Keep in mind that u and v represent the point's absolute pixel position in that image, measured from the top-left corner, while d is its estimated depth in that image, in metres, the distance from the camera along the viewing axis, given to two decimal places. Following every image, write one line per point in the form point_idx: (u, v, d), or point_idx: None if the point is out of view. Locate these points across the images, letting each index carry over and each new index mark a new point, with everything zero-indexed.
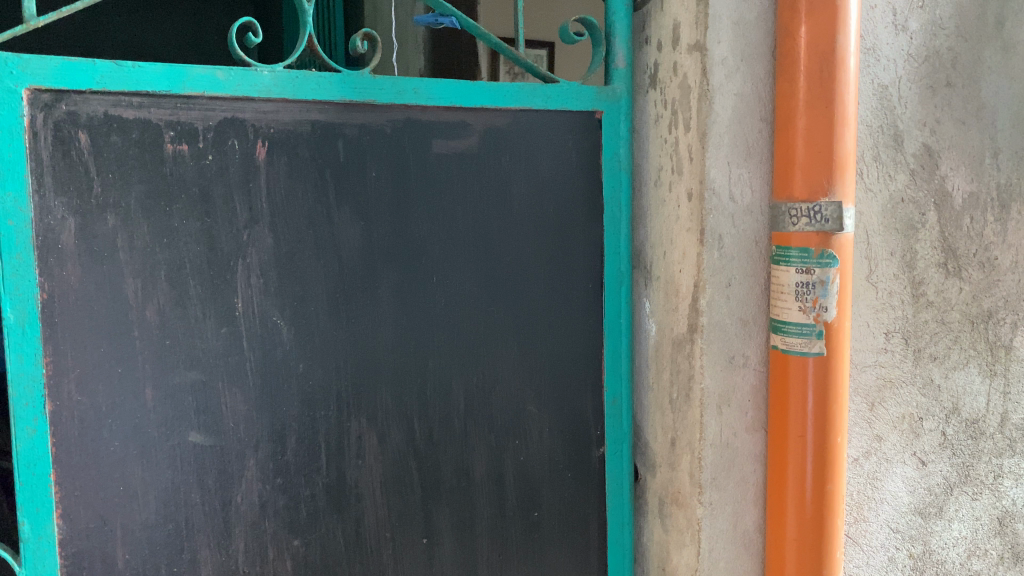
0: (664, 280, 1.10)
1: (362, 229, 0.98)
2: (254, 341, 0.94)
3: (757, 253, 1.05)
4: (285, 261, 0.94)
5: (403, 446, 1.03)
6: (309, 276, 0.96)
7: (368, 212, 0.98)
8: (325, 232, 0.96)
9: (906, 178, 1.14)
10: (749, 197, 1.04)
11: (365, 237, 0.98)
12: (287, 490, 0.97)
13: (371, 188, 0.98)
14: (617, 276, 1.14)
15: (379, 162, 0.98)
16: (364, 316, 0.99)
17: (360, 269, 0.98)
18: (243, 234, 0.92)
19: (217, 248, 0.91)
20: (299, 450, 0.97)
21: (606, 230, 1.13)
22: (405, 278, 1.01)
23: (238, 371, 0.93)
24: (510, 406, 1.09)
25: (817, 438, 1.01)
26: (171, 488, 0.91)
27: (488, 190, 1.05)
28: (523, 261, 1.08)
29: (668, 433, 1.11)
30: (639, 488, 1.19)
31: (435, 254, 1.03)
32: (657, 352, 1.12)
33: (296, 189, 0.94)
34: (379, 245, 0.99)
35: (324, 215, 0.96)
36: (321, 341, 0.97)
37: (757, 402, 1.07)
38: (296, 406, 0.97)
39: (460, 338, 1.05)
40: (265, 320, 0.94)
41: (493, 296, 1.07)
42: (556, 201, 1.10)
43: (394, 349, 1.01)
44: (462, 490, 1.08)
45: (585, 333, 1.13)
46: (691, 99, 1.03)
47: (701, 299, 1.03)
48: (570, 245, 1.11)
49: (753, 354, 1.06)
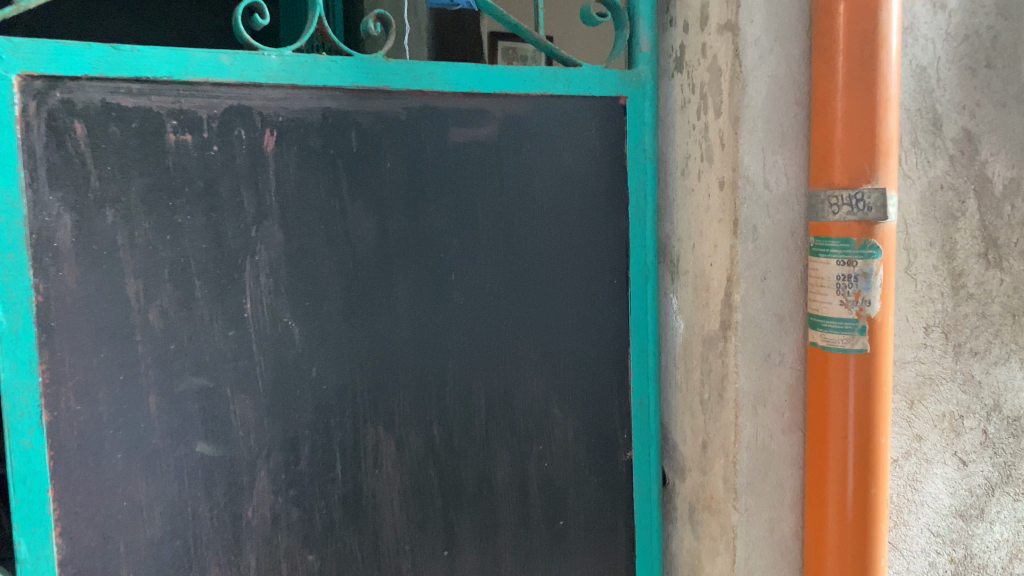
0: (694, 274, 1.05)
1: (377, 224, 0.92)
2: (265, 342, 0.88)
3: (793, 244, 0.99)
4: (297, 259, 0.89)
5: (422, 452, 0.98)
6: (323, 273, 0.90)
7: (383, 206, 0.92)
8: (340, 227, 0.90)
9: (945, 164, 1.08)
10: (784, 185, 0.99)
11: (381, 233, 0.93)
12: (301, 502, 0.91)
13: (387, 180, 0.92)
14: (644, 270, 1.08)
15: (395, 152, 0.92)
16: (380, 317, 0.93)
17: (375, 266, 0.93)
18: (253, 230, 0.86)
19: (225, 245, 0.85)
20: (312, 460, 0.91)
21: (631, 222, 1.07)
22: (424, 275, 0.95)
23: (248, 375, 0.88)
24: (534, 410, 1.04)
25: (858, 441, 0.96)
26: (179, 503, 0.86)
27: (509, 181, 0.99)
28: (547, 257, 1.03)
29: (699, 435, 1.06)
30: (667, 493, 1.14)
31: (454, 250, 0.97)
32: (687, 350, 1.07)
33: (307, 181, 0.88)
34: (394, 241, 0.93)
35: (338, 209, 0.90)
36: (336, 344, 0.91)
37: (794, 402, 1.02)
38: (310, 413, 0.91)
39: (480, 338, 1.00)
40: (276, 321, 0.88)
41: (515, 292, 1.01)
42: (580, 192, 1.04)
43: (412, 351, 0.96)
44: (485, 499, 1.02)
45: (611, 330, 1.07)
46: (722, 82, 0.98)
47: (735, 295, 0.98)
48: (593, 239, 1.05)
49: (789, 351, 1.01)
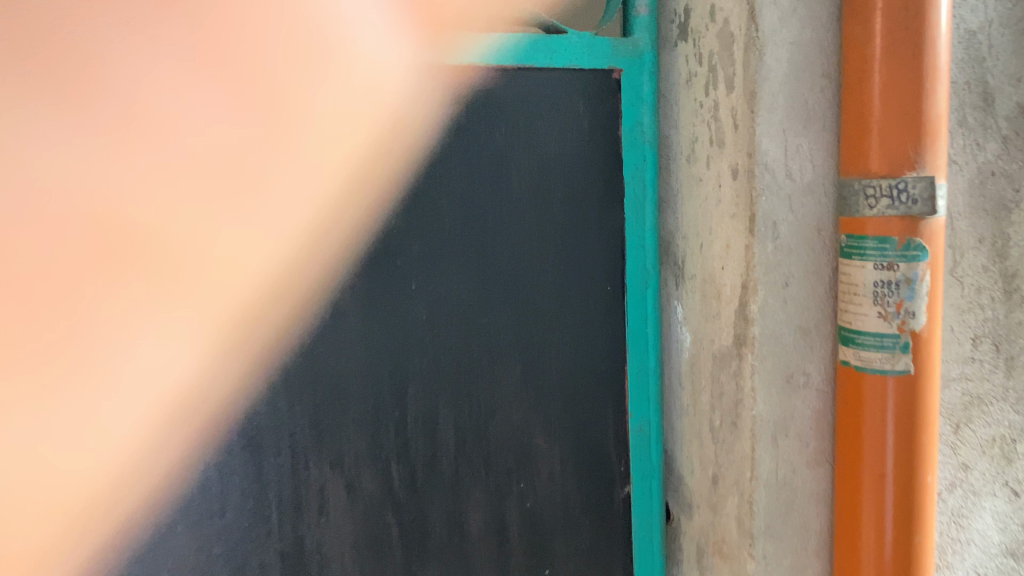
0: (702, 279, 0.90)
1: (319, 224, 0.82)
2: (213, 366, 0.80)
3: (820, 244, 0.83)
4: (244, 273, 0.80)
5: (380, 496, 0.87)
6: (265, 285, 0.81)
7: (322, 203, 0.82)
8: (279, 232, 0.81)
9: (997, 147, 0.91)
10: (810, 173, 0.82)
11: (319, 236, 0.82)
12: (241, 545, 0.83)
13: (331, 177, 0.81)
14: (643, 274, 0.94)
15: (343, 139, 0.82)
16: (326, 329, 0.83)
17: (319, 273, 0.83)
18: (188, 242, 0.78)
19: (163, 260, 0.78)
20: (240, 509, 0.83)
21: (628, 216, 0.93)
22: (376, 285, 0.85)
23: (190, 402, 0.80)
24: (509, 440, 0.91)
25: (900, 471, 0.80)
26: (116, 542, 0.79)
27: (477, 176, 0.87)
28: (523, 263, 0.89)
29: (709, 467, 0.91)
30: (672, 532, 0.99)
31: (412, 257, 0.86)
32: (694, 368, 0.92)
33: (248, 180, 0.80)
34: (342, 245, 0.83)
35: (278, 210, 0.81)
36: (277, 361, 0.82)
37: (821, 430, 0.86)
38: (251, 446, 0.82)
39: (446, 352, 0.88)
40: (192, 350, 0.79)
41: (487, 306, 0.89)
42: (563, 188, 0.90)
43: (364, 367, 0.85)
44: (453, 543, 0.90)
45: (599, 344, 0.94)
46: (735, 51, 0.82)
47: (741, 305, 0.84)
48: (580, 242, 0.91)
49: (816, 370, 0.85)
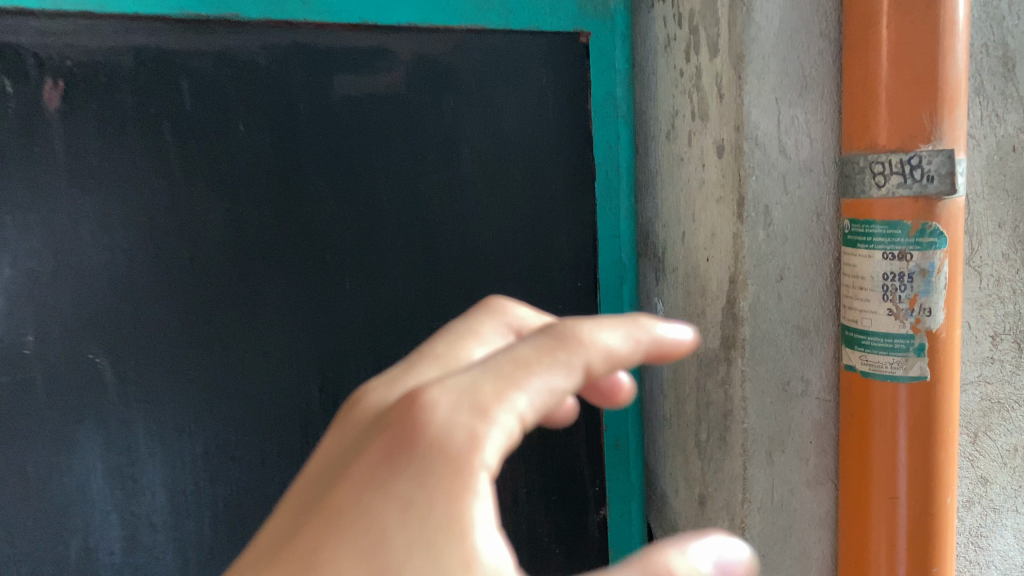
0: (685, 272, 0.79)
1: (232, 211, 0.77)
2: (112, 372, 0.77)
3: (818, 232, 0.73)
4: (160, 275, 0.76)
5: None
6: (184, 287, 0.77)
7: (236, 190, 0.77)
8: (196, 228, 0.77)
9: (1019, 118, 0.80)
10: (806, 150, 0.72)
11: (235, 227, 0.78)
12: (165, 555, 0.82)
13: (260, 166, 0.78)
14: (619, 265, 0.92)
15: (251, 111, 0.76)
16: (244, 320, 0.80)
17: (239, 254, 0.78)
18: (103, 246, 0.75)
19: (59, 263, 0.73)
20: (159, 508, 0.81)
21: (600, 202, 0.89)
22: (309, 276, 0.81)
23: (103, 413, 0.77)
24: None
25: (914, 508, 0.69)
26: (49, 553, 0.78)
27: (417, 161, 0.82)
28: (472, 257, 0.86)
29: (696, 487, 0.80)
30: None
31: (342, 249, 0.81)
32: (677, 375, 0.81)
33: (175, 176, 0.76)
34: (272, 235, 0.79)
35: (192, 204, 0.76)
36: (191, 356, 0.78)
37: (823, 444, 0.75)
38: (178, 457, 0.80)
39: (380, 338, 0.84)
40: (76, 354, 0.75)
41: (434, 300, 0.85)
42: (507, 174, 0.86)
43: (289, 352, 0.82)
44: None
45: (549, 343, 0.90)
46: (720, 9, 0.71)
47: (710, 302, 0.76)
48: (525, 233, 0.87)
49: (815, 376, 0.74)
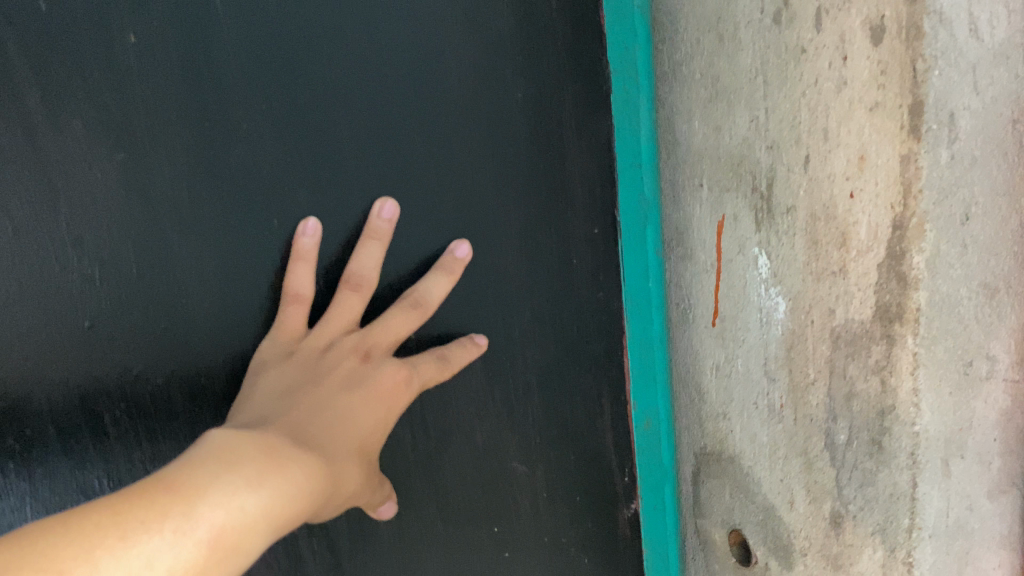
0: (810, 212, 0.55)
1: (126, 166, 0.65)
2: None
3: (1013, 148, 0.50)
4: (57, 245, 0.65)
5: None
6: (87, 258, 0.66)
7: (127, 133, 0.64)
8: (106, 186, 0.65)
9: None
10: (1003, 27, 0.48)
11: (135, 180, 0.65)
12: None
13: (179, 105, 0.65)
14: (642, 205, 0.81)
15: (137, 18, 0.63)
16: (170, 287, 0.68)
17: (139, 193, 0.66)
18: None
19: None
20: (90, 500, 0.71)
21: (615, 123, 0.79)
22: (255, 226, 0.69)
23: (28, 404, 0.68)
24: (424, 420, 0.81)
25: None
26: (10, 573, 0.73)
27: (358, 83, 0.69)
28: (437, 194, 0.74)
29: (825, 502, 0.59)
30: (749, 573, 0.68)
31: (269, 198, 0.69)
32: (795, 353, 0.59)
33: (72, 123, 0.63)
34: (188, 189, 0.67)
35: (74, 158, 0.64)
36: (105, 348, 0.68)
37: (1010, 442, 0.54)
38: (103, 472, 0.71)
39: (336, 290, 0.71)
40: None
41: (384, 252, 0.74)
42: (477, 92, 0.74)
43: (211, 307, 0.70)
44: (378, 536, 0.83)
45: (525, 290, 0.81)
46: None
47: (717, 240, 0.65)
48: (495, 167, 0.76)
49: (1003, 351, 0.53)
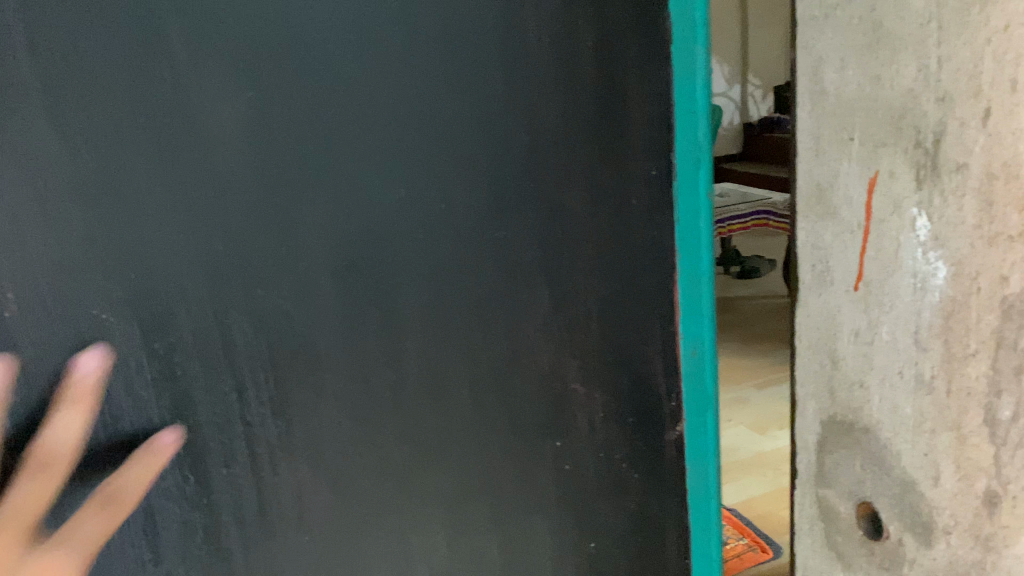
0: (985, 172, 0.51)
1: (252, 116, 0.59)
2: (88, 325, 0.60)
3: None
4: (177, 206, 0.59)
5: (365, 492, 0.70)
6: (211, 220, 0.60)
7: (260, 73, 0.59)
8: (233, 132, 0.59)
9: None
10: None
11: (258, 123, 0.59)
12: (168, 551, 0.66)
13: (322, 49, 0.60)
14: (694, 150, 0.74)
15: None
16: (294, 232, 0.62)
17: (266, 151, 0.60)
18: (69, 165, 0.57)
19: (22, 198, 0.56)
20: (207, 485, 0.65)
21: (675, 74, 0.72)
22: (381, 175, 0.63)
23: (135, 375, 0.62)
24: (545, 382, 0.74)
25: None
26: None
27: (481, 33, 0.64)
28: (561, 150, 0.69)
29: (980, 479, 0.56)
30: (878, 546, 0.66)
31: (395, 150, 0.63)
32: (954, 323, 0.55)
33: (202, 60, 0.58)
34: (314, 146, 0.61)
35: (205, 98, 0.58)
36: (224, 311, 0.62)
37: None
38: (209, 429, 0.64)
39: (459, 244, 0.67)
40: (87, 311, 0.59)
41: (505, 216, 0.68)
42: (605, 42, 0.68)
43: (334, 265, 0.64)
44: (479, 512, 0.75)
45: (652, 253, 0.75)
46: None
47: (869, 198, 0.60)
48: (624, 122, 0.71)
49: None
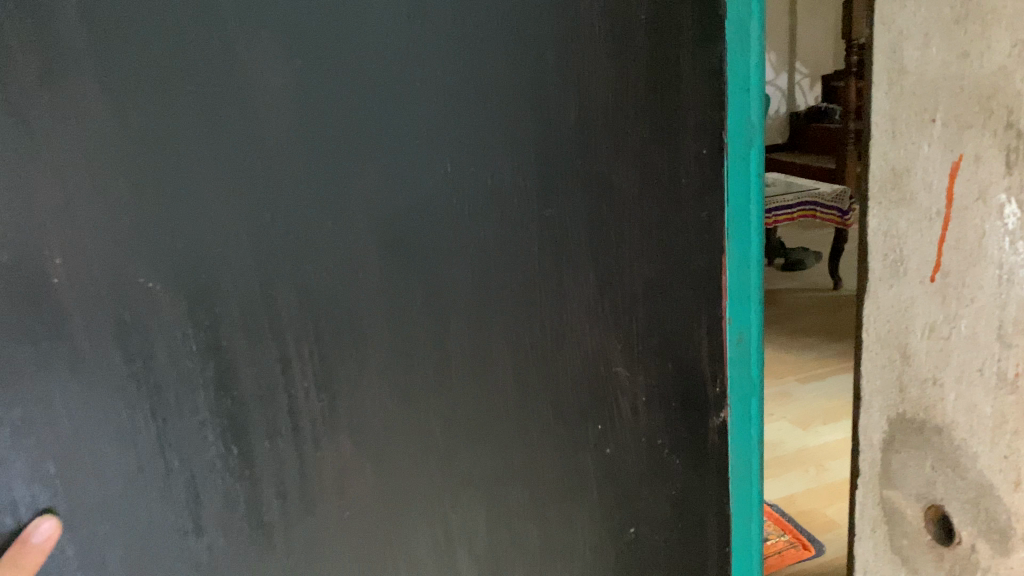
0: None
1: (306, 83, 0.57)
2: (135, 297, 0.58)
3: None
4: (227, 175, 0.58)
5: (406, 473, 0.69)
6: (260, 192, 0.59)
7: (311, 45, 0.57)
8: (284, 99, 0.57)
9: None
10: None
11: (311, 90, 0.58)
12: (209, 527, 0.65)
13: (373, 22, 0.58)
14: (745, 133, 0.71)
15: None
16: (343, 205, 0.60)
17: (318, 121, 0.58)
18: (111, 132, 0.55)
19: (69, 166, 0.55)
20: (251, 460, 0.64)
21: (730, 54, 0.69)
22: (432, 150, 0.62)
23: (182, 349, 0.60)
24: (591, 365, 0.72)
25: None
26: (116, 522, 0.63)
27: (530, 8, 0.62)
28: (610, 130, 0.67)
29: None
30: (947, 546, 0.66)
31: (444, 127, 0.62)
32: None
33: (255, 24, 0.56)
34: (366, 117, 0.59)
35: (254, 68, 0.56)
36: (273, 283, 0.61)
37: None
38: (255, 403, 0.63)
39: (502, 226, 0.66)
40: (135, 280, 0.58)
41: (553, 194, 0.66)
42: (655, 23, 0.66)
43: (383, 239, 0.62)
44: (519, 496, 0.74)
45: (703, 237, 0.72)
46: None
47: (949, 186, 0.61)
48: (677, 99, 0.68)
49: None
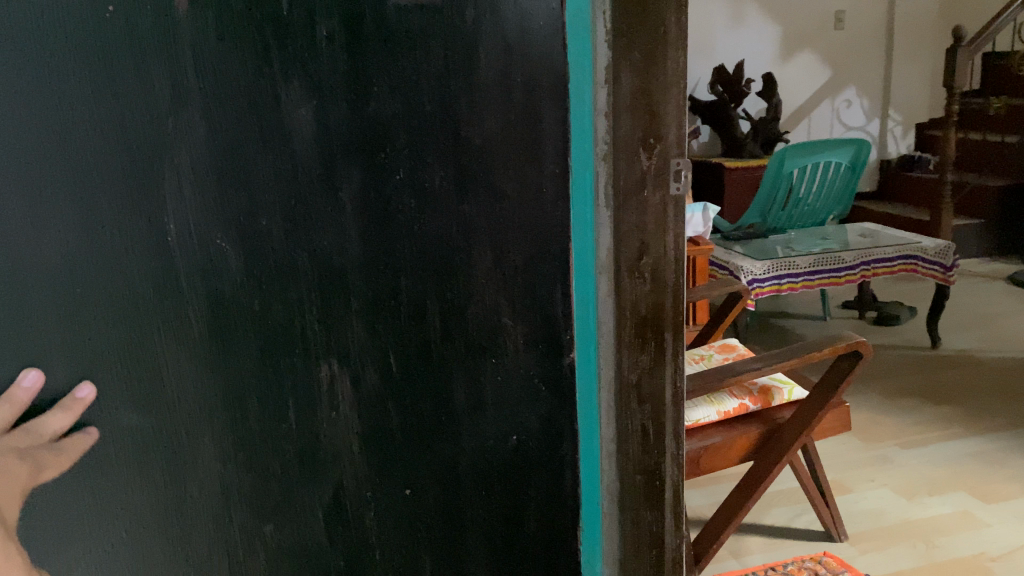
0: None
1: (316, 132, 0.81)
2: (168, 272, 0.79)
3: None
4: (283, 194, 0.81)
5: (380, 388, 0.91)
6: (310, 206, 0.82)
7: (321, 89, 0.80)
8: (307, 138, 0.81)
9: None
10: None
11: (319, 135, 0.81)
12: (243, 456, 0.87)
13: (374, 96, 0.82)
14: (583, 160, 1.05)
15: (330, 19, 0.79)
16: (351, 217, 0.84)
17: (328, 161, 0.82)
18: (198, 140, 0.77)
19: (158, 167, 0.76)
20: (264, 404, 0.87)
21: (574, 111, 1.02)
22: (391, 177, 0.85)
23: (228, 317, 0.83)
24: (482, 320, 0.94)
25: None
26: (121, 450, 0.81)
27: (454, 67, 0.85)
28: (496, 157, 0.89)
29: None
30: None
31: (407, 166, 0.85)
32: None
33: (287, 95, 0.79)
34: (348, 153, 0.82)
35: (281, 114, 0.79)
36: (291, 267, 0.83)
37: None
38: (284, 353, 0.86)
39: (427, 232, 0.88)
40: (207, 243, 0.80)
41: (462, 196, 0.89)
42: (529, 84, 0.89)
43: (360, 245, 0.85)
44: (431, 454, 0.96)
45: (557, 228, 0.94)
46: None
47: None
48: (537, 126, 0.91)
49: None
